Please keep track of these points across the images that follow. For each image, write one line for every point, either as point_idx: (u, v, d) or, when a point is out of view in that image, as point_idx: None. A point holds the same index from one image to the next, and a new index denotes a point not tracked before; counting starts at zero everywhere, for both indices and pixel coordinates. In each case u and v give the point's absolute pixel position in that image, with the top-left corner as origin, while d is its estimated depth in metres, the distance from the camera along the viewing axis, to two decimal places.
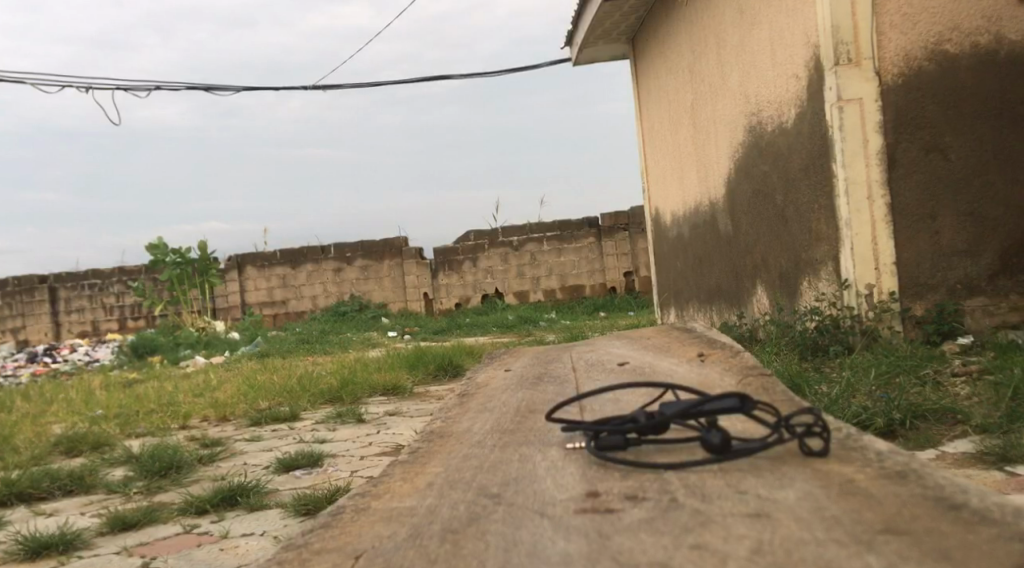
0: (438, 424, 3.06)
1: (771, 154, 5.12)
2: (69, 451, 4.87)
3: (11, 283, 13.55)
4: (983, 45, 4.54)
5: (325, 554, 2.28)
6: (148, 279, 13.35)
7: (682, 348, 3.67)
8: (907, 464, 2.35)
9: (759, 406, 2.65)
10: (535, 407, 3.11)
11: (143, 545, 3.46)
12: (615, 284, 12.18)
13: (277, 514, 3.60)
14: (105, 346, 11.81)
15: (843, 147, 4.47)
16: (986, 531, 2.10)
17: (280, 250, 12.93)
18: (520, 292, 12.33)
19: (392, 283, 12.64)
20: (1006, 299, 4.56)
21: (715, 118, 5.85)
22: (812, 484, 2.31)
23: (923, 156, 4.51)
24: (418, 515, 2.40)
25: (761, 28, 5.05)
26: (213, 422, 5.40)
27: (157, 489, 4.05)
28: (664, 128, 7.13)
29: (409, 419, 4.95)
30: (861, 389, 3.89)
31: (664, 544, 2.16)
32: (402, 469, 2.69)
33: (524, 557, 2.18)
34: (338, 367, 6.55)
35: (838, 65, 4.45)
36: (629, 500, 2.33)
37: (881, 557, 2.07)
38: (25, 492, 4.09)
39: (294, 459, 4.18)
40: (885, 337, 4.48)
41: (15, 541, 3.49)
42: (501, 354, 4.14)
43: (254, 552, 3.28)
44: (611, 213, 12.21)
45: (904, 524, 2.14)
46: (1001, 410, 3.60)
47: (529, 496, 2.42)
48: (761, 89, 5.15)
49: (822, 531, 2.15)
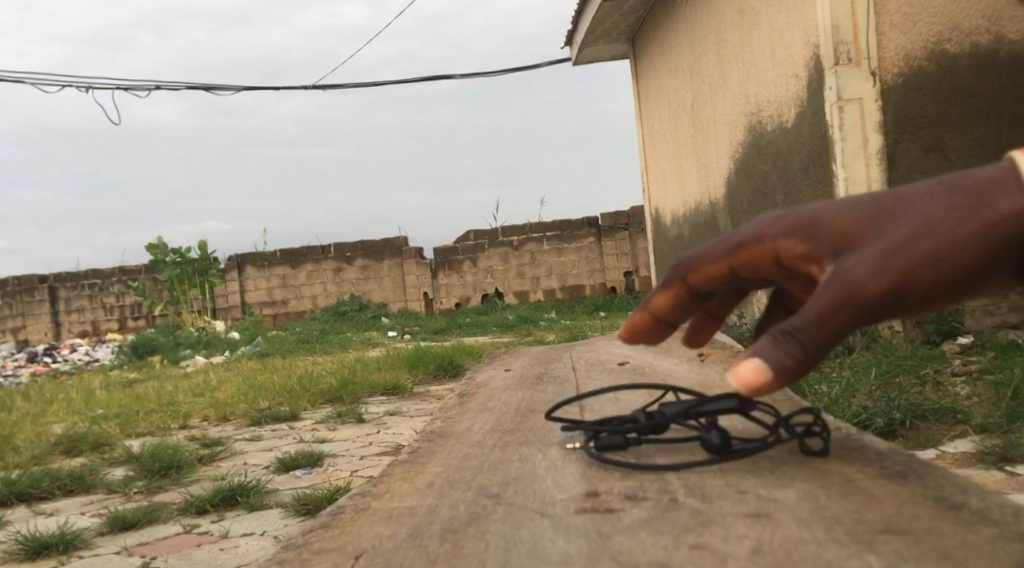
0: (438, 424, 3.06)
1: (771, 154, 5.13)
2: (69, 451, 4.87)
3: (11, 283, 13.61)
4: (983, 45, 4.53)
5: (326, 554, 2.26)
6: (148, 279, 13.33)
7: (682, 348, 3.67)
8: (908, 464, 2.34)
9: (759, 408, 2.66)
10: (536, 407, 3.11)
11: (144, 545, 3.45)
12: (615, 284, 12.19)
13: (277, 514, 3.61)
14: (105, 346, 11.79)
15: (843, 147, 4.47)
16: (987, 530, 2.06)
17: (280, 250, 12.95)
18: (521, 292, 12.34)
19: (392, 283, 12.64)
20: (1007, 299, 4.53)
21: (715, 117, 5.85)
22: (812, 484, 2.31)
23: (922, 156, 4.51)
24: (417, 515, 2.39)
25: (761, 28, 5.06)
26: (213, 421, 5.41)
27: (157, 489, 4.05)
28: (665, 128, 7.14)
29: (410, 419, 4.95)
30: (861, 389, 3.90)
31: (664, 544, 2.13)
32: (401, 469, 2.69)
33: (524, 557, 2.15)
34: (337, 367, 6.55)
35: (838, 65, 4.45)
36: (629, 500, 2.33)
37: (881, 557, 2.02)
38: (25, 493, 4.10)
39: (295, 459, 4.18)
40: (884, 337, 4.51)
41: (15, 541, 3.49)
42: (501, 353, 4.13)
43: (254, 552, 3.27)
44: (611, 214, 12.22)
45: (905, 525, 2.10)
46: (1001, 410, 3.59)
47: (529, 496, 2.42)
48: (761, 89, 5.15)
49: (821, 531, 2.12)
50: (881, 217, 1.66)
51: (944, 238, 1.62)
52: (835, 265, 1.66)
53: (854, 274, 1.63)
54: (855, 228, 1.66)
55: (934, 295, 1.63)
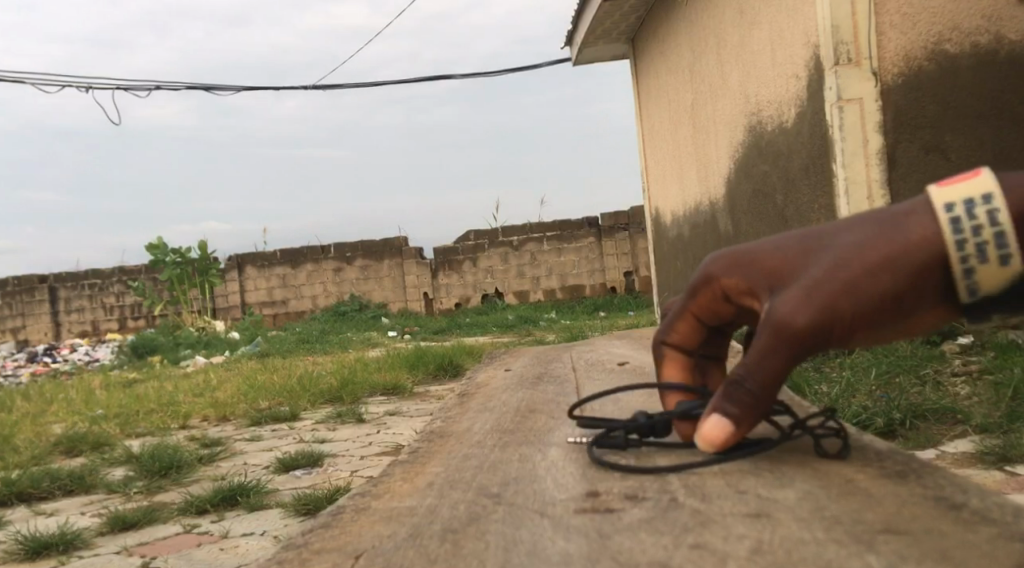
0: (438, 424, 3.06)
1: (771, 154, 5.13)
2: (69, 451, 4.87)
3: (11, 283, 13.61)
4: (983, 46, 4.53)
5: (326, 553, 2.26)
6: (148, 279, 13.32)
7: None
8: (908, 464, 2.34)
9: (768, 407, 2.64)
10: (536, 407, 3.12)
11: (143, 545, 3.45)
12: (615, 284, 12.19)
13: (277, 514, 3.61)
14: (105, 346, 11.79)
15: (843, 147, 4.46)
16: (986, 530, 2.05)
17: (280, 250, 12.95)
18: (521, 292, 12.34)
19: (392, 283, 12.64)
20: None
21: (715, 117, 5.85)
22: (812, 484, 2.31)
23: (922, 156, 4.51)
24: (417, 515, 2.39)
25: (761, 28, 5.06)
26: (213, 421, 5.41)
27: (157, 489, 4.05)
28: (664, 128, 7.14)
29: (410, 419, 4.95)
30: (860, 389, 3.91)
31: (664, 544, 2.13)
32: (401, 468, 2.69)
33: (524, 557, 2.15)
34: (337, 367, 6.55)
35: (838, 65, 4.43)
36: (629, 500, 2.33)
37: (881, 557, 2.01)
38: (24, 493, 4.10)
39: (294, 459, 4.18)
40: None
41: (15, 541, 3.49)
42: (501, 354, 4.13)
43: (254, 552, 3.27)
44: (611, 214, 12.22)
45: (905, 525, 2.10)
46: (1001, 410, 3.59)
47: (529, 496, 2.42)
48: (761, 89, 5.16)
49: (821, 531, 2.12)
50: (807, 256, 1.90)
51: (858, 271, 1.84)
52: (770, 304, 1.90)
53: (783, 313, 1.87)
54: (784, 268, 1.91)
55: (858, 321, 1.85)
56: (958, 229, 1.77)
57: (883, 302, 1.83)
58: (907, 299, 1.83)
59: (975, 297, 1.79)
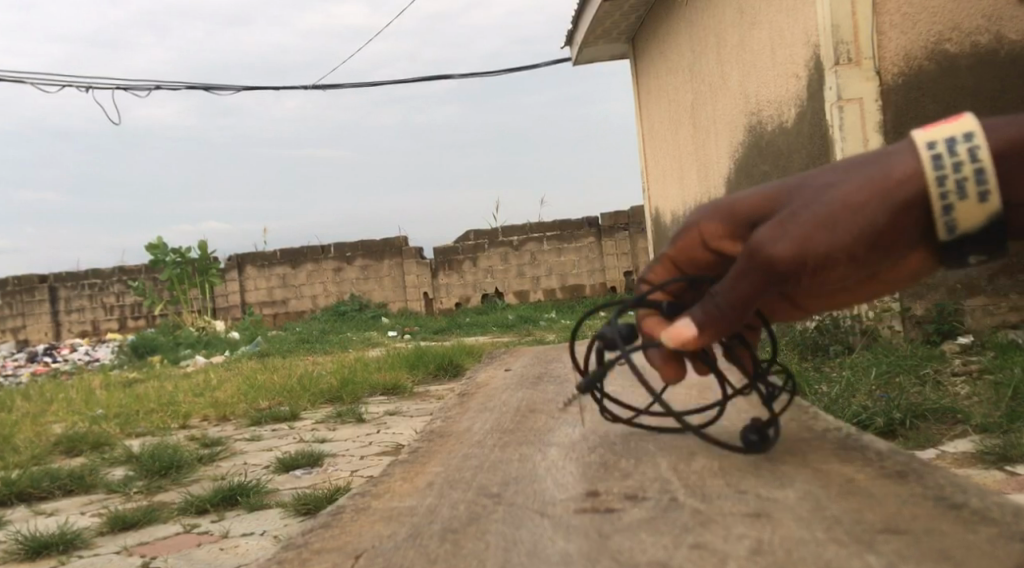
0: (438, 424, 3.06)
1: (771, 154, 5.14)
2: (69, 451, 4.86)
3: (11, 283, 13.60)
4: (983, 45, 4.51)
5: (326, 553, 2.25)
6: (148, 278, 13.32)
7: None
8: (908, 464, 2.33)
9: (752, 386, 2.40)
10: (536, 407, 3.12)
11: (143, 545, 3.45)
12: (615, 284, 12.19)
13: (277, 514, 3.61)
14: (105, 346, 11.78)
15: (843, 147, 4.47)
16: (987, 530, 2.05)
17: (280, 250, 12.95)
18: (521, 291, 12.33)
19: (392, 283, 12.64)
20: (1006, 299, 4.60)
21: (715, 117, 5.86)
22: (812, 484, 2.31)
23: None
24: (417, 515, 2.39)
25: (761, 28, 5.06)
26: (212, 421, 5.40)
27: (156, 489, 4.05)
28: (665, 128, 7.14)
29: (410, 419, 4.95)
30: (860, 389, 3.90)
31: (664, 544, 2.13)
32: (401, 468, 2.69)
33: (524, 557, 2.15)
34: (337, 367, 6.54)
35: (838, 65, 4.45)
36: (629, 500, 2.34)
37: (881, 557, 2.01)
38: (25, 493, 4.09)
39: (295, 459, 4.18)
40: (884, 336, 4.53)
41: (15, 541, 3.49)
42: (501, 354, 4.13)
43: (254, 552, 3.27)
44: (611, 214, 12.23)
45: (905, 524, 2.10)
46: (1001, 410, 3.59)
47: (529, 496, 2.42)
48: (761, 90, 5.16)
49: (821, 531, 2.12)
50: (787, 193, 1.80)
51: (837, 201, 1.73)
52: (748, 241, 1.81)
53: (760, 242, 1.78)
54: (763, 203, 1.82)
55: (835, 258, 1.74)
56: (941, 164, 1.67)
57: (864, 234, 1.71)
58: (888, 236, 1.71)
59: (956, 235, 1.68)
